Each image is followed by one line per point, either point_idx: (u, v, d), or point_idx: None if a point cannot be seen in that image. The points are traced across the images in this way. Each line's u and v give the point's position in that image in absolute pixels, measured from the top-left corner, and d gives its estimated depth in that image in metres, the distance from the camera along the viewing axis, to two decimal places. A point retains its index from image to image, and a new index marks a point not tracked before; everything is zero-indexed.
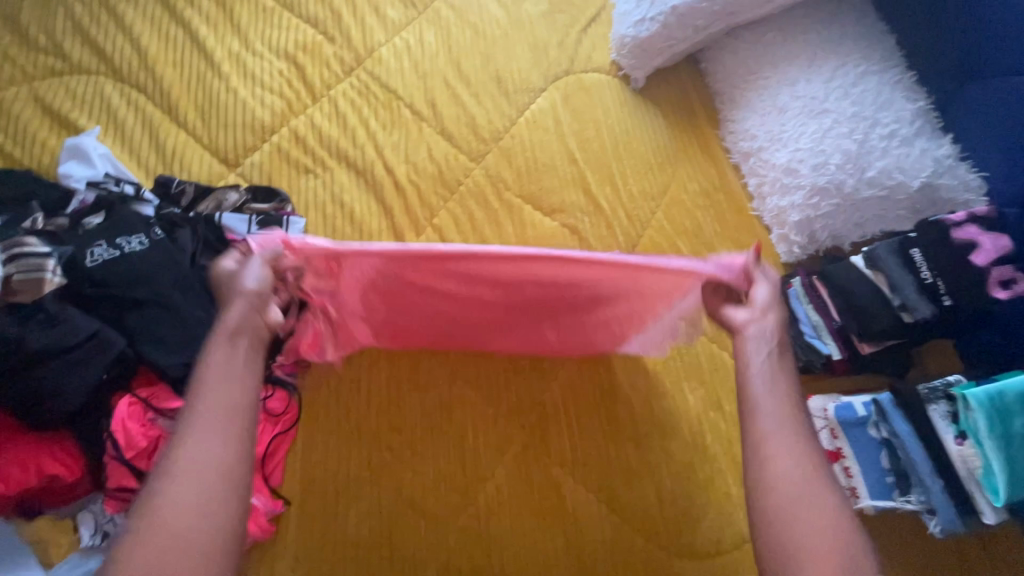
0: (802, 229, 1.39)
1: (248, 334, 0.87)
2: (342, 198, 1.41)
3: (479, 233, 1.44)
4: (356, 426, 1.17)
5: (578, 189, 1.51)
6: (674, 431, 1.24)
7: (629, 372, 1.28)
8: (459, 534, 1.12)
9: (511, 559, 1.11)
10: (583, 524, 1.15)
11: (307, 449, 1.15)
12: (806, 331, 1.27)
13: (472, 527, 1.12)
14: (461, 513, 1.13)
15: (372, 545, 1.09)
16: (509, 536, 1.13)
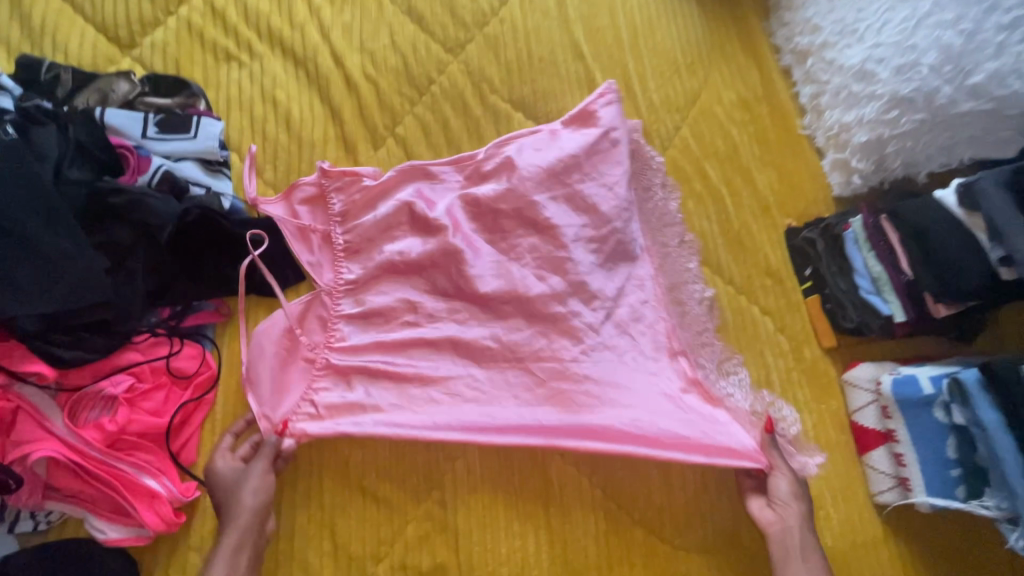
0: (868, 153, 1.09)
1: (251, 542, 0.80)
2: (275, 95, 1.08)
3: (455, 147, 1.12)
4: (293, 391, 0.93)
5: (585, 94, 1.18)
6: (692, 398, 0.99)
7: None
8: (419, 524, 0.90)
9: (481, 556, 0.90)
10: (573, 516, 0.93)
11: (230, 418, 0.90)
12: (861, 284, 1.04)
13: (433, 517, 0.91)
14: (418, 503, 0.91)
15: (309, 533, 0.89)
16: (479, 530, 0.91)
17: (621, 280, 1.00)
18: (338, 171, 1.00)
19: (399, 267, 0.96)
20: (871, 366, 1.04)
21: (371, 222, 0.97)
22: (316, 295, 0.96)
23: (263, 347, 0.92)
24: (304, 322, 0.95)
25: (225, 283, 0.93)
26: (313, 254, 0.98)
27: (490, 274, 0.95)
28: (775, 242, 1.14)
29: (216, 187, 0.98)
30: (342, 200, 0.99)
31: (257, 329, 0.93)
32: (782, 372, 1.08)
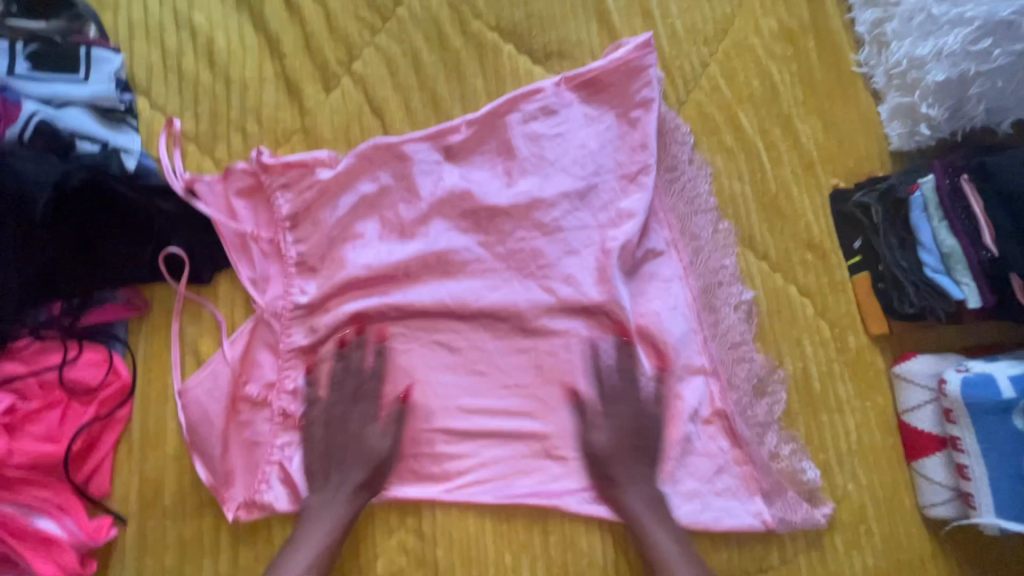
0: (945, 97, 0.88)
1: None
2: (192, 19, 0.83)
3: (428, 88, 0.89)
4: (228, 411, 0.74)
5: (591, 19, 0.94)
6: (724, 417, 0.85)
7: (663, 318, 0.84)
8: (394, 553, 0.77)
9: None
10: (576, 542, 0.79)
11: (152, 438, 0.73)
12: (927, 263, 0.85)
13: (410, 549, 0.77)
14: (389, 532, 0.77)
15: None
16: (408, 557, 0.76)
17: (641, 284, 0.85)
18: (283, 161, 0.79)
19: (365, 282, 0.78)
20: (929, 359, 0.88)
21: (330, 224, 0.79)
22: (260, 318, 0.77)
23: (203, 400, 0.74)
24: (249, 357, 0.76)
25: (133, 268, 0.73)
26: (253, 267, 0.78)
27: (488, 269, 0.81)
28: (818, 207, 0.95)
29: (115, 141, 0.76)
30: (290, 195, 0.79)
31: (188, 383, 0.74)
32: (822, 364, 0.91)
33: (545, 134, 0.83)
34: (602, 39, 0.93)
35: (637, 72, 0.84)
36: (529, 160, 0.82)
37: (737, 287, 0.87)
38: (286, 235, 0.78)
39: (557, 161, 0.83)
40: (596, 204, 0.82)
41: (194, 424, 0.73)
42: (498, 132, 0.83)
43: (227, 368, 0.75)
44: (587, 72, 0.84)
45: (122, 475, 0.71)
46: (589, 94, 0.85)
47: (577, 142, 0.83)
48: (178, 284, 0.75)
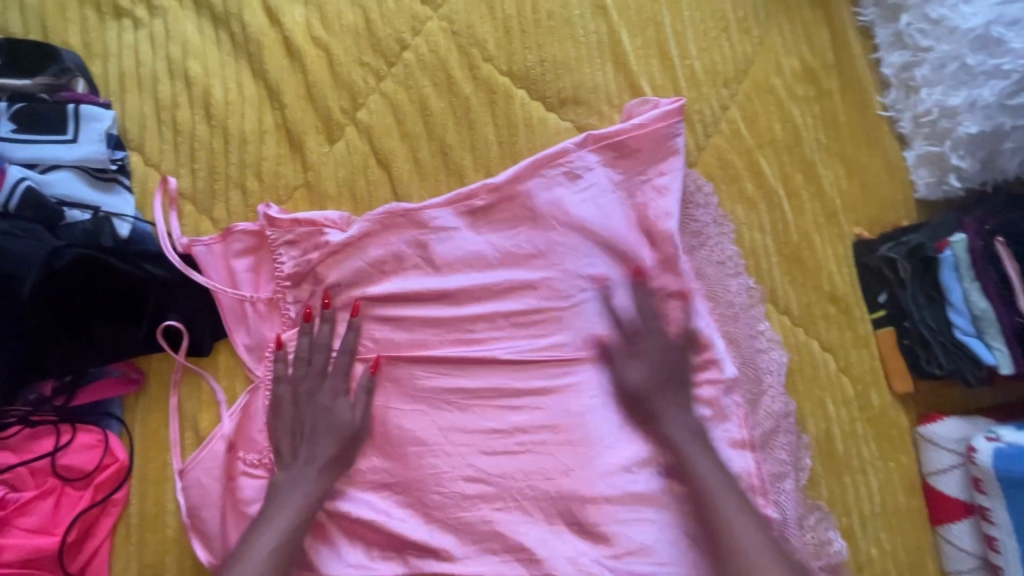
0: (977, 150, 0.85)
1: None
2: (186, 67, 0.78)
3: (437, 137, 0.85)
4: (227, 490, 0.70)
5: (607, 62, 0.89)
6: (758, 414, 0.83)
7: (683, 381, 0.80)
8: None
9: None
10: None
11: (149, 523, 0.69)
12: (958, 324, 0.83)
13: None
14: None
15: None
16: None
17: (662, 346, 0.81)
18: (290, 219, 0.75)
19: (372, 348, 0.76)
20: (957, 422, 0.86)
21: (338, 289, 0.76)
22: (258, 387, 0.74)
23: (204, 479, 0.70)
24: (246, 429, 0.72)
25: (125, 343, 0.69)
26: (251, 333, 0.74)
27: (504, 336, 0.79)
28: (841, 259, 0.91)
29: (106, 205, 0.71)
30: (295, 255, 0.76)
31: (188, 462, 0.70)
32: (845, 423, 0.88)
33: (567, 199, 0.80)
34: (618, 84, 0.89)
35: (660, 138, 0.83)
36: (555, 228, 0.80)
37: (773, 350, 0.87)
38: (290, 299, 0.75)
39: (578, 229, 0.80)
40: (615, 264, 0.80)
41: (194, 508, 0.69)
42: (517, 198, 0.81)
43: (227, 444, 0.71)
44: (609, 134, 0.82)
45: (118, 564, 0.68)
46: (613, 155, 0.83)
47: (601, 209, 0.81)
48: (177, 354, 0.71)
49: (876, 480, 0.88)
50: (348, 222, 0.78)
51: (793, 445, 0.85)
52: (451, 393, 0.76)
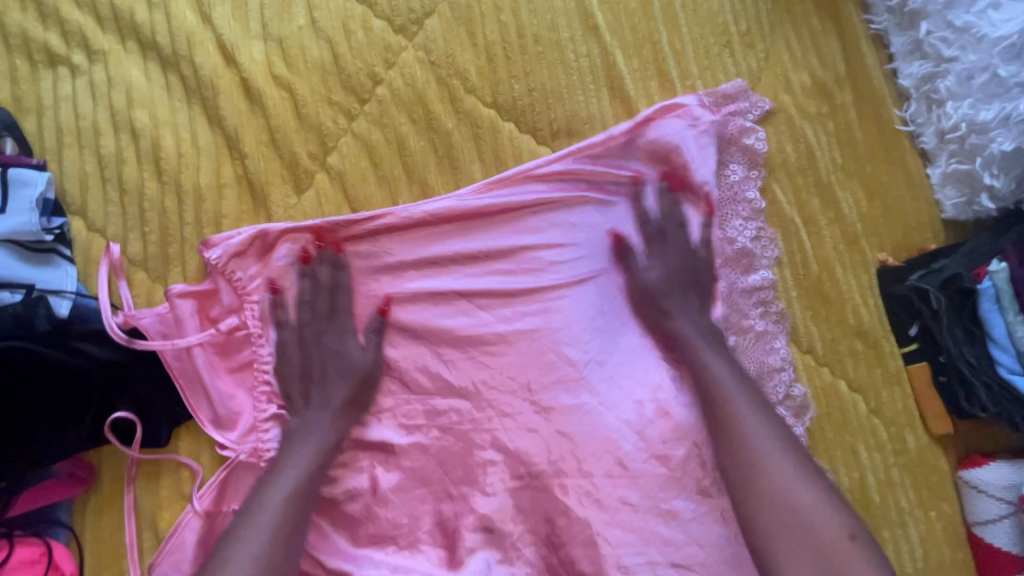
0: (1012, 167, 0.77)
1: None
2: (132, 118, 0.70)
3: (418, 179, 0.77)
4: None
5: (601, 88, 0.82)
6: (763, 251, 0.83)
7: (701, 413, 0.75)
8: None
9: None
10: None
11: None
12: (1001, 362, 0.75)
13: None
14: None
15: None
16: None
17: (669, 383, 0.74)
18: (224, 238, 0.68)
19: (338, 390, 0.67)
20: (1005, 467, 0.78)
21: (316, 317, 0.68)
22: (235, 465, 0.65)
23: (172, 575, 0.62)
24: (230, 496, 0.64)
25: (68, 442, 0.60)
26: (201, 403, 0.65)
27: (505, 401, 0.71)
28: (865, 291, 0.84)
29: (41, 282, 0.62)
30: (260, 286, 0.68)
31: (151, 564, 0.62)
32: (879, 470, 0.81)
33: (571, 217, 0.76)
34: (614, 112, 0.82)
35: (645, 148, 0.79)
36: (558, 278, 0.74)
37: (788, 380, 0.80)
38: (258, 348, 0.66)
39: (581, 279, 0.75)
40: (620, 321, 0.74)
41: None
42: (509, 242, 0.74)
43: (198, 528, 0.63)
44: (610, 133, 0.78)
45: None
46: (613, 154, 0.78)
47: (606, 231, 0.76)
48: (129, 448, 0.62)
49: (917, 531, 0.80)
50: (318, 251, 0.70)
51: None
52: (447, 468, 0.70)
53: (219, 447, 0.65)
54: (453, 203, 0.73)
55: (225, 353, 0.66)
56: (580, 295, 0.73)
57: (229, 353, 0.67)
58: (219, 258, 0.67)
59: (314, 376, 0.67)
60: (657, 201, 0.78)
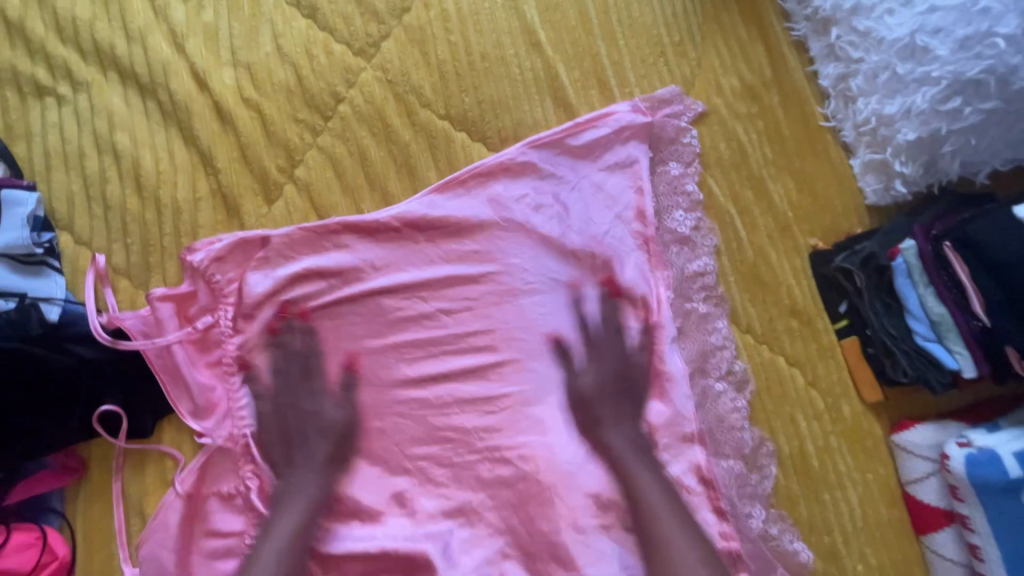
0: (918, 155, 0.84)
1: None
2: (114, 141, 0.77)
3: (380, 187, 0.84)
4: (189, 552, 0.68)
5: (545, 98, 0.89)
6: (700, 244, 0.90)
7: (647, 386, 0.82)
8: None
9: None
10: None
11: None
12: (917, 330, 0.81)
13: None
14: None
15: None
16: None
17: (613, 362, 0.81)
18: (208, 243, 0.75)
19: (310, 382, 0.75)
20: (930, 429, 0.84)
21: (291, 316, 0.75)
22: (211, 450, 0.71)
23: (158, 550, 0.68)
24: (209, 480, 0.71)
25: (60, 435, 0.66)
26: (184, 396, 0.71)
27: (465, 386, 0.79)
28: (798, 273, 0.91)
29: (33, 291, 0.69)
30: (235, 290, 0.75)
31: (138, 541, 0.68)
32: (818, 438, 0.87)
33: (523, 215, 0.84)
34: (558, 120, 0.89)
35: (585, 155, 0.88)
36: (510, 272, 0.82)
37: (730, 357, 0.87)
38: (230, 345, 0.73)
39: (532, 273, 0.82)
40: (568, 310, 0.83)
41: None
42: (465, 243, 0.82)
43: (182, 510, 0.69)
44: (554, 139, 0.87)
45: None
46: (558, 159, 0.87)
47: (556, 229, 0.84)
48: (116, 439, 0.68)
49: (855, 493, 0.86)
50: (288, 257, 0.77)
51: (752, 443, 0.85)
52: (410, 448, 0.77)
53: (198, 436, 0.72)
54: (415, 211, 0.81)
55: (203, 349, 0.73)
56: (534, 287, 0.82)
57: (209, 352, 0.73)
58: (201, 262, 0.74)
59: (296, 441, 0.73)
60: (598, 199, 0.87)
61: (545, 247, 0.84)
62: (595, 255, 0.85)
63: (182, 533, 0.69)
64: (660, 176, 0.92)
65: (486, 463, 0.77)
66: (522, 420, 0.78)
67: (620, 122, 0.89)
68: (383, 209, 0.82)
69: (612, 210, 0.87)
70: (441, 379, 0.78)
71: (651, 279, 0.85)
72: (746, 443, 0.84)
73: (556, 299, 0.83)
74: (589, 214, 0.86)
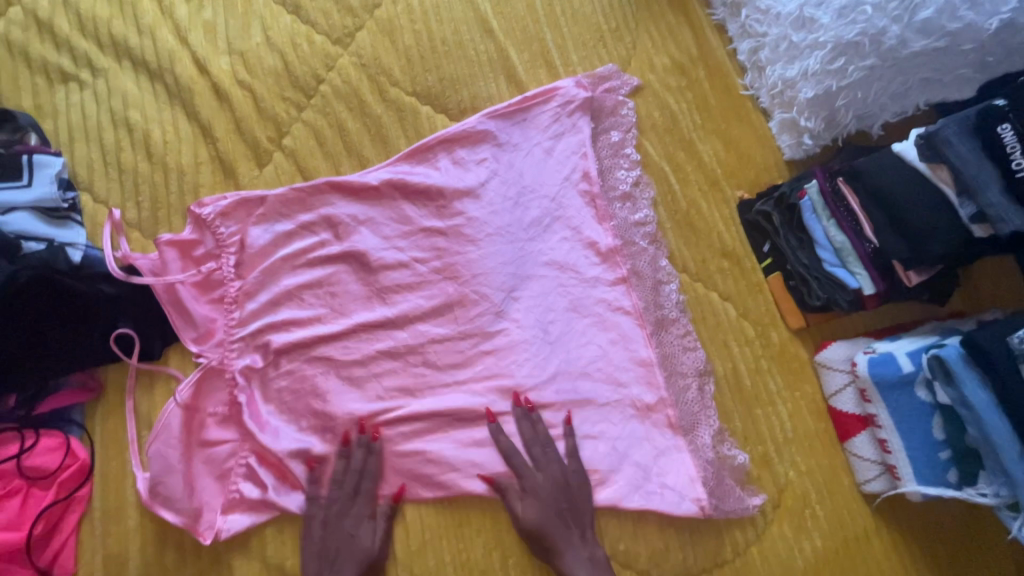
0: (817, 110, 0.98)
1: None
2: (127, 117, 0.90)
3: (356, 153, 0.97)
4: (192, 451, 0.79)
5: (498, 76, 1.04)
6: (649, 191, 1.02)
7: (599, 314, 0.93)
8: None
9: None
10: (534, 541, 0.84)
11: (120, 495, 0.77)
12: (824, 258, 0.94)
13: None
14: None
15: None
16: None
17: (564, 297, 0.93)
18: (215, 198, 0.87)
19: (303, 322, 0.86)
20: (843, 345, 0.95)
21: (279, 260, 0.87)
22: (207, 369, 0.82)
23: (166, 451, 0.78)
24: (204, 395, 0.81)
25: (82, 356, 0.77)
26: (188, 326, 0.83)
27: (432, 318, 0.89)
28: (727, 219, 1.03)
29: (60, 237, 0.81)
30: (237, 241, 0.87)
31: (145, 443, 0.78)
32: (750, 361, 0.97)
33: (483, 176, 0.96)
34: (510, 94, 1.03)
35: (535, 122, 1.01)
36: (469, 221, 0.94)
37: (674, 289, 0.96)
38: (229, 285, 0.85)
39: (490, 224, 0.94)
40: (522, 252, 0.94)
41: (151, 485, 0.77)
42: (431, 196, 0.94)
43: (186, 420, 0.80)
44: (510, 111, 1.00)
45: (85, 546, 0.75)
46: (512, 128, 1.00)
47: (511, 188, 0.97)
48: (130, 358, 0.79)
49: (784, 409, 0.96)
50: (278, 212, 0.89)
51: (698, 365, 0.94)
52: (380, 371, 0.86)
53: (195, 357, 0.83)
54: (388, 172, 0.94)
55: (205, 289, 0.84)
56: (491, 233, 0.94)
57: (209, 290, 0.85)
58: (208, 214, 0.86)
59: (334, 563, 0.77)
60: (550, 160, 0.99)
61: (501, 203, 0.96)
62: (548, 208, 0.97)
63: (184, 436, 0.80)
64: (602, 142, 1.03)
65: (452, 384, 0.87)
66: (481, 345, 0.89)
67: (565, 93, 1.02)
68: (365, 170, 0.95)
69: (560, 171, 0.99)
70: (409, 311, 0.89)
71: (595, 224, 0.97)
72: (695, 365, 0.93)
73: (511, 242, 0.94)
74: (539, 170, 0.99)
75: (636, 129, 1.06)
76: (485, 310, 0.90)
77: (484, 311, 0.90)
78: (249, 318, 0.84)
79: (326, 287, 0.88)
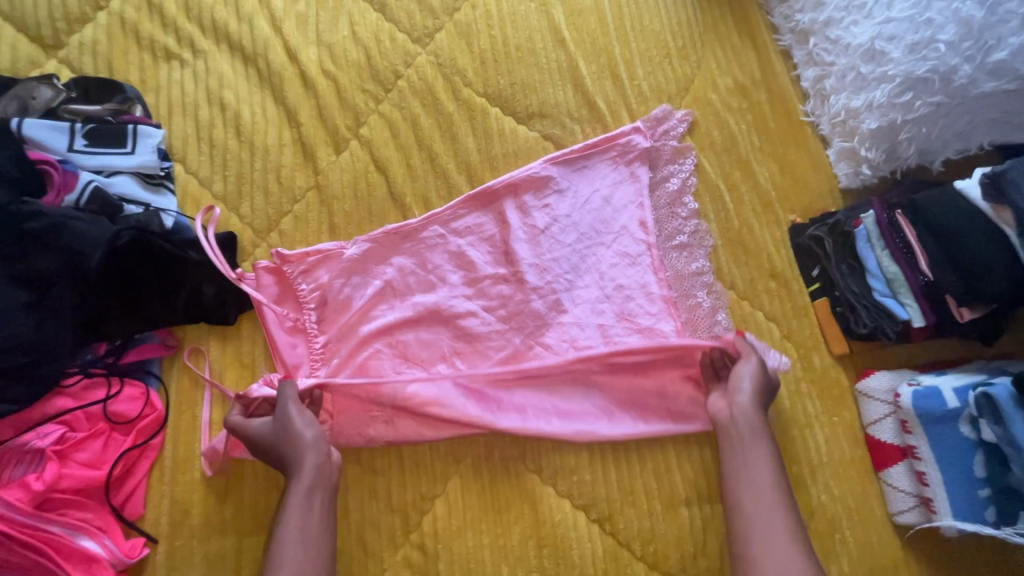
0: (879, 142, 0.99)
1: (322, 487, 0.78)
2: (222, 96, 0.97)
3: (424, 146, 1.01)
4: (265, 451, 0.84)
5: (567, 84, 1.08)
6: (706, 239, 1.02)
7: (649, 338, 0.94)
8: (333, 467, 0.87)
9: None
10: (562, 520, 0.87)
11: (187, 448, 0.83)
12: (876, 287, 0.95)
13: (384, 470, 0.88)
14: (375, 499, 0.86)
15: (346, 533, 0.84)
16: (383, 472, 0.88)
17: (614, 302, 0.96)
18: (301, 253, 0.91)
19: (369, 301, 0.91)
20: (886, 375, 0.95)
21: (348, 264, 0.92)
22: None
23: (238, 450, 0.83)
24: None
25: (167, 315, 0.84)
26: (271, 325, 0.88)
27: (485, 312, 0.93)
28: (778, 241, 1.03)
29: (156, 203, 0.89)
30: (315, 295, 0.90)
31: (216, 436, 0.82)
32: (790, 383, 0.98)
33: (544, 223, 0.98)
34: (576, 101, 1.07)
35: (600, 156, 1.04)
36: (520, 229, 0.97)
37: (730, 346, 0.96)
38: (307, 314, 0.90)
39: (547, 229, 0.98)
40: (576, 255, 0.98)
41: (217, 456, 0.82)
42: (494, 203, 0.99)
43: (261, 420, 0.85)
44: (571, 158, 1.02)
45: (153, 495, 0.81)
46: (573, 175, 1.02)
47: (572, 233, 0.99)
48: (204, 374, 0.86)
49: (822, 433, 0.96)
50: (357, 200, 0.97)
51: None
52: (433, 357, 0.91)
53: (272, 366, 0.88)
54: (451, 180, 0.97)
55: (284, 297, 0.90)
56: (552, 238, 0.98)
57: (288, 285, 0.91)
58: (289, 254, 0.90)
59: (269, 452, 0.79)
60: (603, 208, 1.01)
61: (560, 250, 0.97)
62: (603, 230, 1.00)
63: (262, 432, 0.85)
64: (661, 192, 1.04)
65: (500, 375, 0.91)
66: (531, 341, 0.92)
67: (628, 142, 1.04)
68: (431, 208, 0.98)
69: (616, 220, 1.00)
70: (465, 303, 0.93)
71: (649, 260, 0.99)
72: None
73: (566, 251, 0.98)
74: (596, 204, 1.01)
75: (695, 148, 1.07)
76: (536, 310, 0.94)
77: (536, 310, 0.94)
78: (325, 324, 0.90)
79: (390, 272, 0.93)
